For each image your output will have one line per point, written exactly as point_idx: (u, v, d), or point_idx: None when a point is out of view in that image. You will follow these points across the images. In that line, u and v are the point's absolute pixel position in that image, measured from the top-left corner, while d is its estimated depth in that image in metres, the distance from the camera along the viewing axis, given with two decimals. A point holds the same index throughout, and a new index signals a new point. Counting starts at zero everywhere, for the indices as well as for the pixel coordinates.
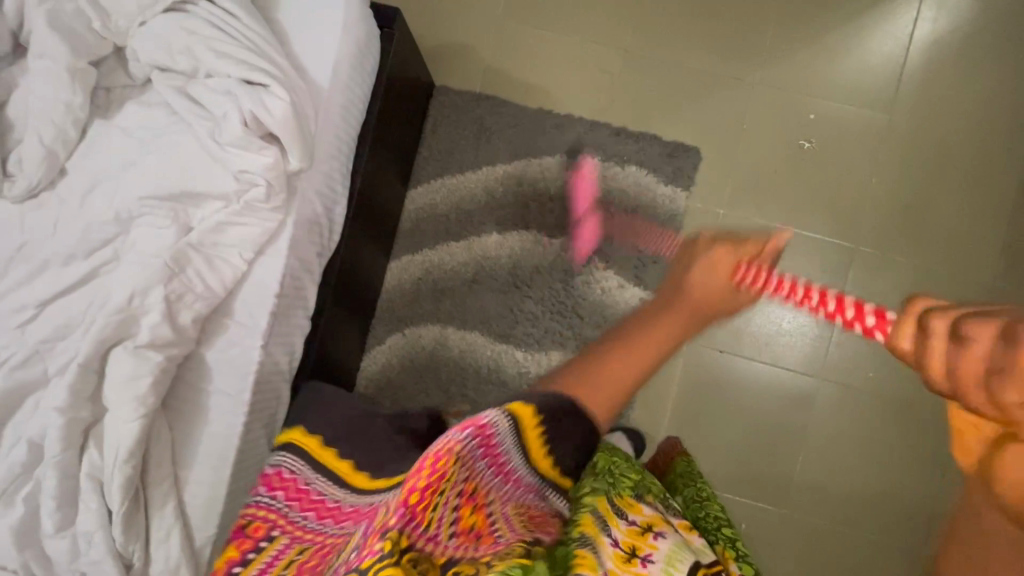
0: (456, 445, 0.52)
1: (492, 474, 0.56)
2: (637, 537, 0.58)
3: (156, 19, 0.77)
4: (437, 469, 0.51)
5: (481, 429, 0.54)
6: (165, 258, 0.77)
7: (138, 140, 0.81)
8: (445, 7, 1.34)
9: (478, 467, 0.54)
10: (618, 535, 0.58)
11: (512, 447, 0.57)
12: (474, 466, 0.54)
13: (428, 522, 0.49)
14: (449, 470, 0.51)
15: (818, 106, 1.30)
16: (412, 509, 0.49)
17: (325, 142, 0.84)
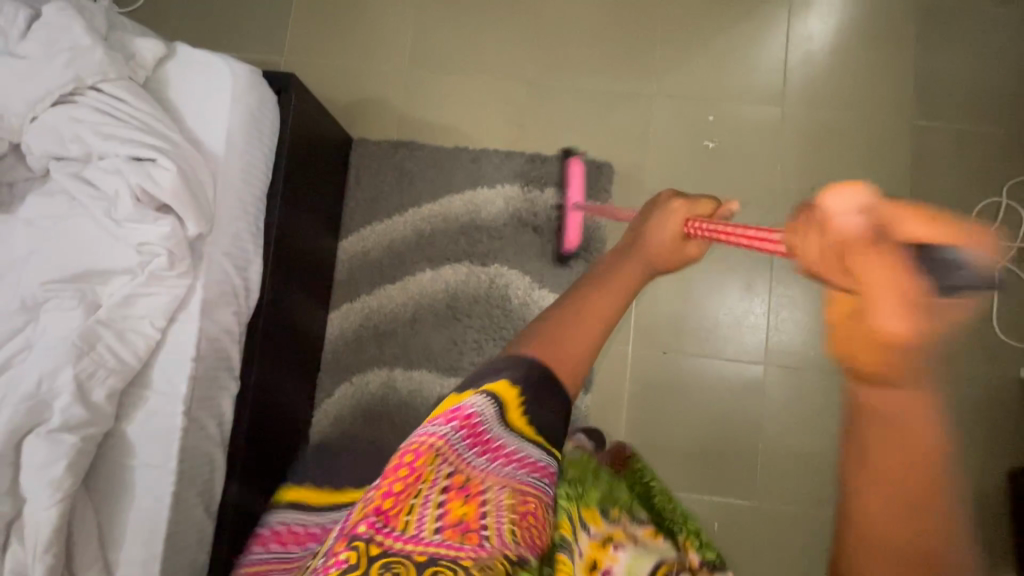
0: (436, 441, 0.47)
1: (477, 463, 0.48)
2: (598, 549, 0.48)
3: (45, 112, 0.80)
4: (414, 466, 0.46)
5: (458, 417, 0.49)
6: (72, 339, 0.78)
7: (39, 230, 0.83)
8: (354, 67, 1.41)
9: (461, 458, 0.48)
10: (582, 547, 0.48)
11: (497, 428, 0.50)
12: (455, 456, 0.48)
13: (402, 520, 0.43)
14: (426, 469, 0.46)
15: (715, 109, 1.37)
16: (381, 507, 0.44)
17: (227, 206, 0.87)
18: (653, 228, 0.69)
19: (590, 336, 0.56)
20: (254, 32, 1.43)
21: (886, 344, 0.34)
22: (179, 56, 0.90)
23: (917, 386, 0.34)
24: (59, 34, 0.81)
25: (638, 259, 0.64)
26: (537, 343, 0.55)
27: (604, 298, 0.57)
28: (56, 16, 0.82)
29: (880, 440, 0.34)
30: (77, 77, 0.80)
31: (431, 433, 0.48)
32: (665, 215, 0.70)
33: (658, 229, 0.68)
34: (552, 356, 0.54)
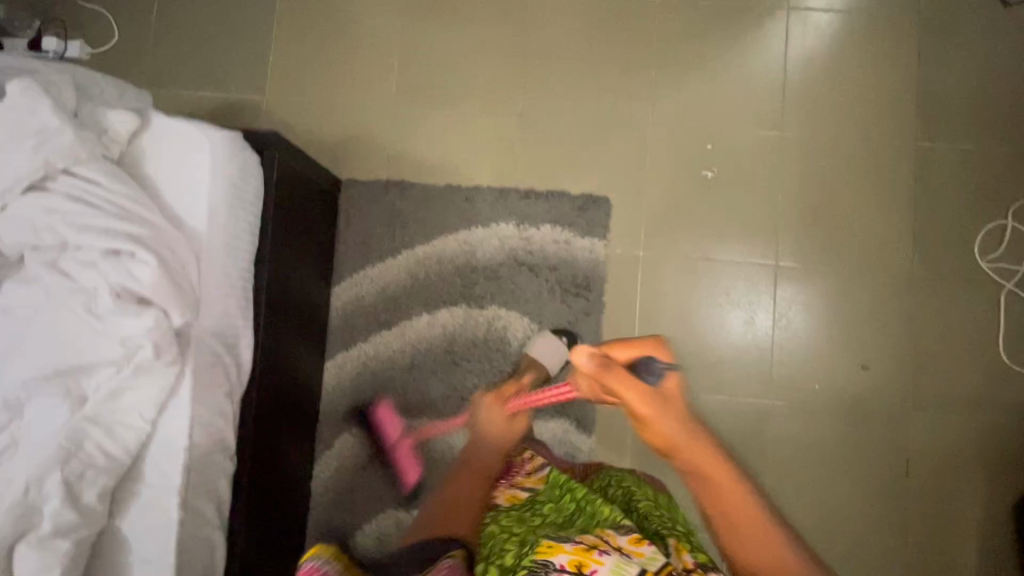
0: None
1: (388, 567, 0.63)
2: (584, 553, 0.59)
3: (16, 202, 0.77)
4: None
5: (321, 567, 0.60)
6: (60, 439, 0.75)
7: (17, 321, 0.79)
8: (337, 103, 1.35)
9: (364, 571, 0.62)
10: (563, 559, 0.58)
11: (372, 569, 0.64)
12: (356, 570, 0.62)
13: None
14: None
15: (713, 136, 1.33)
16: None
17: (213, 284, 0.84)
18: (486, 422, 0.87)
19: (466, 519, 0.69)
20: (232, 70, 1.37)
21: (700, 479, 0.65)
22: (156, 127, 0.86)
23: (733, 482, 0.64)
24: (24, 118, 0.77)
25: (476, 469, 0.77)
26: (420, 531, 0.68)
27: (463, 488, 0.74)
28: (21, 98, 0.77)
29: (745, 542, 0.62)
30: (48, 165, 0.76)
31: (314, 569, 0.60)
32: (489, 417, 0.87)
33: (488, 421, 0.87)
34: (456, 523, 0.67)
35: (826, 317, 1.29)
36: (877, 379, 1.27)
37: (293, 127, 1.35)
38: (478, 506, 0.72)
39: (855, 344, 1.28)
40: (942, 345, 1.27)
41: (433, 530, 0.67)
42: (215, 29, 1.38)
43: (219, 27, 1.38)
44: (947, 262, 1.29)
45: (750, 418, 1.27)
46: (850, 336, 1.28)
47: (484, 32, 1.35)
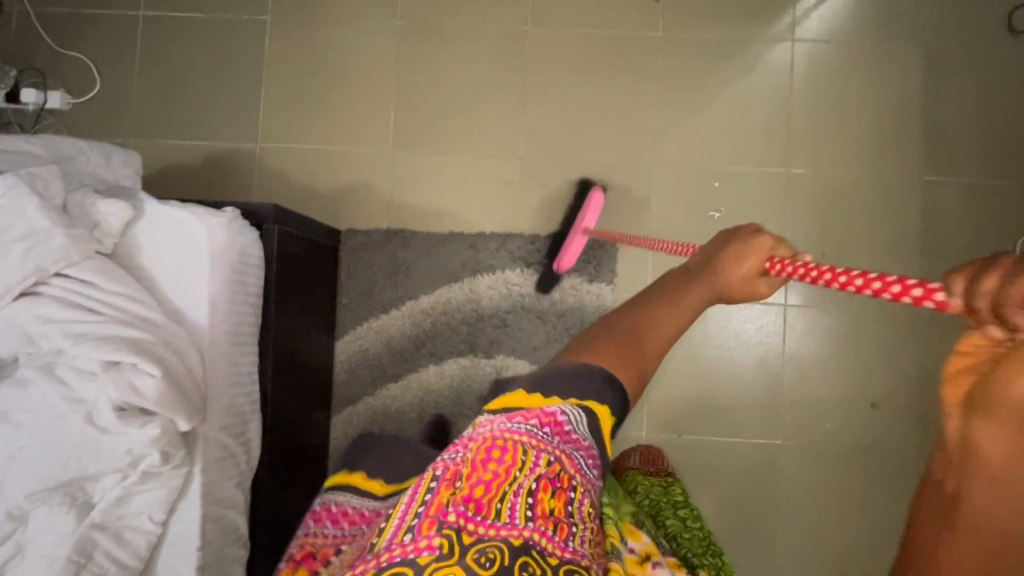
0: (523, 436, 0.51)
1: (574, 458, 0.52)
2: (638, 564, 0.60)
3: (10, 308, 0.74)
4: (502, 456, 0.50)
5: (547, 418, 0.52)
6: (67, 553, 0.72)
7: (13, 429, 0.76)
8: (333, 151, 1.32)
9: (551, 448, 0.51)
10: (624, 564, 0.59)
11: (587, 434, 0.53)
12: (545, 447, 0.51)
13: (494, 509, 0.48)
14: (517, 461, 0.50)
15: (719, 173, 1.31)
16: (472, 495, 0.49)
17: (218, 377, 0.81)
18: (731, 263, 0.65)
19: (682, 314, 0.64)
20: (223, 117, 1.33)
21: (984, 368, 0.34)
22: (149, 214, 0.82)
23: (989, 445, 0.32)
24: (13, 220, 0.74)
25: (705, 288, 0.65)
26: (603, 345, 0.60)
27: (693, 295, 0.65)
28: (7, 197, 0.74)
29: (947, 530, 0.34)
30: (39, 269, 0.73)
31: (516, 429, 0.51)
32: (743, 253, 0.65)
33: (734, 267, 0.65)
34: (624, 342, 0.61)
35: (838, 355, 1.27)
36: (891, 417, 1.25)
37: (288, 176, 1.32)
38: (672, 329, 0.62)
39: (866, 383, 1.26)
40: None
41: (585, 353, 0.60)
42: (203, 77, 1.34)
43: (209, 72, 1.34)
44: None
45: (762, 460, 1.26)
46: (863, 375, 1.26)
47: (483, 74, 1.32)
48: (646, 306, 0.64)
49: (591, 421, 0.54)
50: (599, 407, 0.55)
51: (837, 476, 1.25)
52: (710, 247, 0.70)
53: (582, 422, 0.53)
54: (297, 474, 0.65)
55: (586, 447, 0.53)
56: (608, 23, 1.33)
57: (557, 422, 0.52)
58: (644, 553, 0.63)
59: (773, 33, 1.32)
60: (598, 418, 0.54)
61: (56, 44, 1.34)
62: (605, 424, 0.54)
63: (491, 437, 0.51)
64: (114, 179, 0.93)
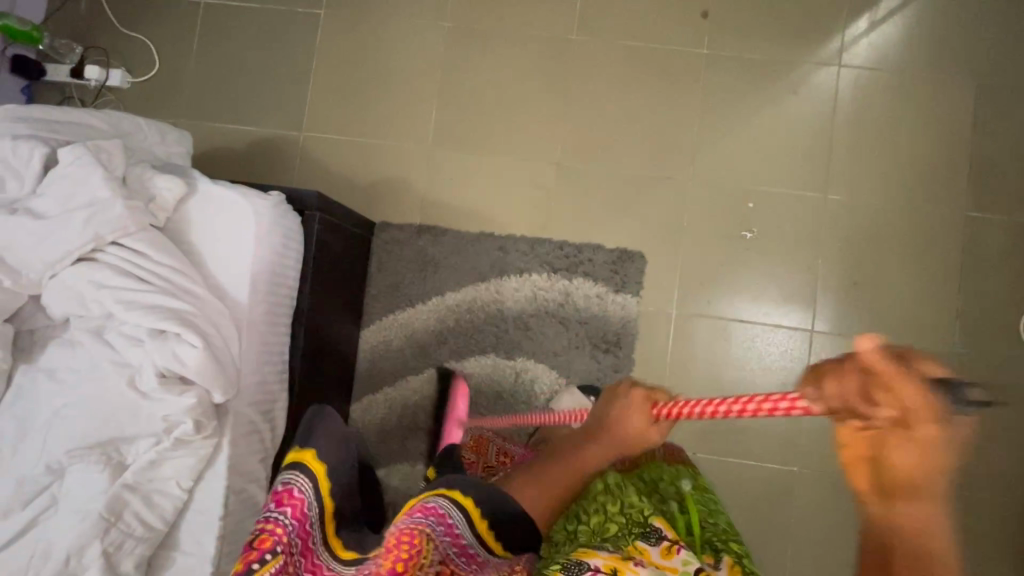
0: (422, 528, 0.48)
1: (467, 545, 0.51)
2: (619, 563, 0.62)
3: (66, 271, 0.78)
4: (414, 548, 0.46)
5: (433, 509, 0.50)
6: (99, 509, 0.76)
7: (61, 385, 0.80)
8: (374, 144, 1.35)
9: (449, 541, 0.50)
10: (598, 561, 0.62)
11: (464, 529, 0.51)
12: (443, 543, 0.49)
13: None
14: (422, 552, 0.47)
15: (753, 193, 1.30)
16: (395, 572, 0.45)
17: (252, 356, 0.84)
18: (616, 422, 0.60)
19: (577, 473, 0.61)
20: (272, 105, 1.38)
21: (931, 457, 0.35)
22: (201, 192, 0.86)
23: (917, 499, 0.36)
24: (77, 189, 0.78)
25: (601, 453, 0.60)
26: (520, 486, 0.59)
27: (587, 455, 0.61)
28: (74, 166, 0.78)
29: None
30: (97, 237, 0.77)
31: (417, 521, 0.48)
32: (628, 409, 0.60)
33: (626, 420, 0.60)
34: (535, 499, 0.58)
35: None
36: None
37: (328, 166, 1.35)
38: (574, 478, 0.61)
39: None
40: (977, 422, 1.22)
41: (518, 489, 0.59)
42: (256, 65, 1.39)
43: (261, 61, 1.39)
44: (991, 337, 1.24)
45: (777, 486, 1.24)
46: None
47: (525, 80, 1.34)
48: (548, 468, 0.61)
49: (464, 516, 0.51)
50: (455, 495, 0.52)
51: (853, 509, 1.22)
52: (599, 406, 0.65)
53: (466, 523, 0.51)
54: (318, 450, 0.52)
55: (477, 554, 0.52)
56: (655, 37, 1.34)
57: (446, 520, 0.50)
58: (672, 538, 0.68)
59: (820, 57, 1.32)
60: (462, 508, 0.52)
61: (121, 25, 1.41)
62: (470, 510, 0.52)
63: (396, 533, 0.47)
64: (167, 157, 0.97)
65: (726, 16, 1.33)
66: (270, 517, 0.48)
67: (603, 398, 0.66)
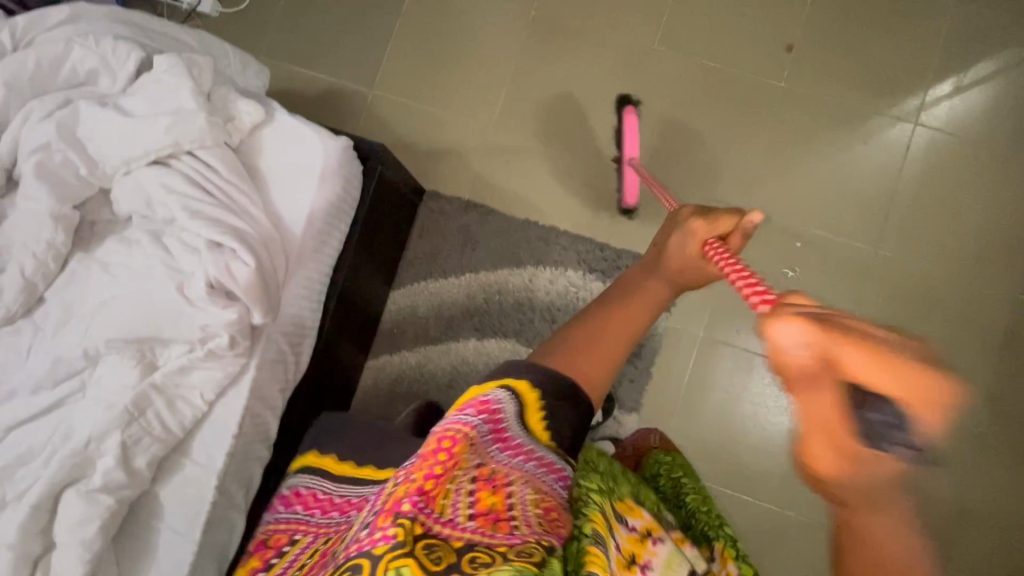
0: (467, 431, 0.55)
1: (501, 457, 0.57)
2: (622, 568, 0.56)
3: (139, 171, 0.81)
4: (452, 455, 0.54)
5: (486, 410, 0.57)
6: (126, 402, 0.79)
7: (112, 278, 0.84)
8: (440, 114, 1.37)
9: (486, 450, 0.56)
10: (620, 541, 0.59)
11: (516, 425, 0.58)
12: (482, 447, 0.56)
13: (439, 504, 0.52)
14: (461, 456, 0.54)
15: (802, 233, 1.29)
16: (423, 488, 0.52)
17: (294, 288, 0.86)
18: (677, 248, 0.77)
19: (624, 326, 0.69)
20: (350, 58, 1.41)
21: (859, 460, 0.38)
22: (277, 122, 0.89)
23: (884, 512, 0.39)
24: (165, 95, 0.81)
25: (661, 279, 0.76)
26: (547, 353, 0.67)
27: (650, 290, 0.74)
28: (167, 74, 0.82)
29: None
30: (175, 143, 0.80)
31: (462, 420, 0.56)
32: (688, 234, 0.77)
33: (679, 248, 0.77)
34: (581, 361, 0.65)
35: None
36: None
37: (391, 127, 1.38)
38: (630, 326, 0.70)
39: None
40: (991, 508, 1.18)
41: (550, 359, 0.65)
42: (343, 17, 1.42)
43: (347, 15, 1.42)
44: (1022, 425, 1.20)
45: (772, 529, 1.22)
46: None
47: (599, 79, 1.35)
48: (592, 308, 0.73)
49: (520, 411, 0.59)
50: (521, 386, 0.60)
51: None
52: (660, 238, 0.82)
53: (517, 417, 0.58)
54: (320, 452, 0.81)
55: (524, 451, 0.57)
56: (736, 62, 1.34)
57: (497, 414, 0.57)
58: (646, 530, 0.65)
59: (897, 112, 1.30)
60: (524, 399, 0.59)
61: None
62: (530, 404, 0.59)
63: (440, 432, 0.56)
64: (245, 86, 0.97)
65: (810, 54, 1.33)
66: (283, 518, 0.73)
67: (668, 228, 0.83)
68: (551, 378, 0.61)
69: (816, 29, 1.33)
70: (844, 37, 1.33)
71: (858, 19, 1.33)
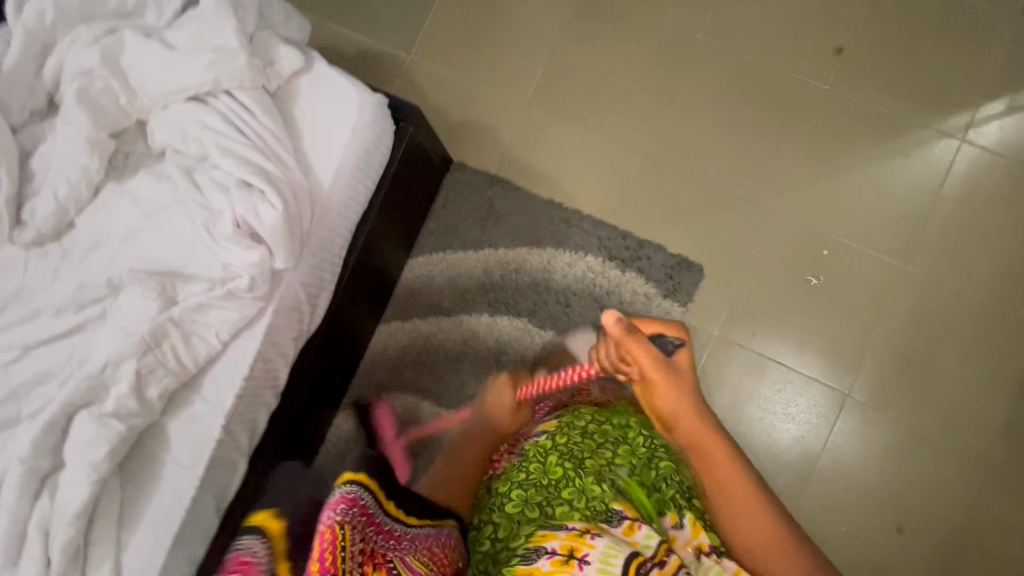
0: (338, 525, 0.45)
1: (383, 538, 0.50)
2: (576, 539, 0.59)
3: (178, 105, 0.82)
4: (330, 553, 0.44)
5: (354, 501, 0.47)
6: (144, 332, 0.80)
7: (141, 210, 0.85)
8: (474, 86, 1.36)
9: (366, 536, 0.48)
10: (555, 544, 0.59)
11: (382, 511, 0.50)
12: (363, 535, 0.47)
13: None
14: (342, 553, 0.45)
15: (830, 242, 1.26)
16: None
17: (317, 239, 0.86)
18: (613, 331, 0.94)
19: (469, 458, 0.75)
20: (389, 22, 1.40)
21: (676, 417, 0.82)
22: (316, 72, 0.88)
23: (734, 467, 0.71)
24: (209, 32, 0.81)
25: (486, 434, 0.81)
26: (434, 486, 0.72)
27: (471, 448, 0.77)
28: (212, 10, 0.81)
29: (744, 518, 0.66)
30: (216, 81, 0.80)
31: (334, 518, 0.45)
32: (627, 330, 0.94)
33: (500, 399, 0.96)
34: (443, 487, 0.71)
35: (885, 466, 1.20)
36: (917, 548, 1.16)
37: (425, 94, 1.37)
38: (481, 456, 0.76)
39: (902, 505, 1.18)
40: (994, 539, 1.16)
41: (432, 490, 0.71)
42: None
43: None
44: None
45: None
46: (903, 494, 1.19)
47: (639, 66, 1.33)
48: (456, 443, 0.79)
49: (376, 497, 0.49)
50: (362, 479, 0.48)
51: None
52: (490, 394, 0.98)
53: (376, 500, 0.49)
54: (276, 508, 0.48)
55: (397, 533, 0.51)
56: (781, 60, 1.30)
57: (360, 507, 0.47)
58: (585, 527, 0.61)
59: (942, 127, 1.26)
60: (374, 491, 0.49)
61: None
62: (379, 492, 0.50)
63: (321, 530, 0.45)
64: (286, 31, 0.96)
65: (860, 59, 1.29)
66: None
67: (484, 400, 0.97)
68: (385, 468, 0.51)
69: (869, 34, 1.29)
70: (896, 45, 1.29)
71: (912, 28, 1.29)
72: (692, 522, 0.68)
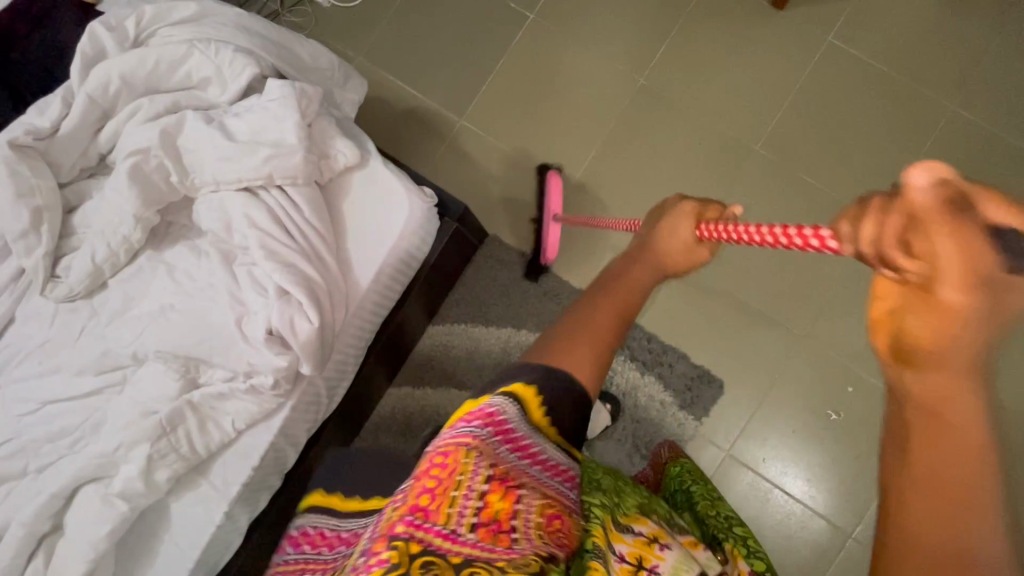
0: (464, 440, 0.45)
1: (513, 460, 0.47)
2: (645, 548, 0.53)
3: (228, 194, 0.81)
4: (448, 465, 0.44)
5: (482, 415, 0.47)
6: (162, 415, 0.78)
7: (176, 286, 0.84)
8: (520, 160, 1.34)
9: (497, 453, 0.46)
10: (625, 548, 0.52)
11: (520, 426, 0.48)
12: (490, 452, 0.46)
13: (443, 512, 0.43)
14: (461, 461, 0.44)
15: (860, 378, 1.18)
16: (418, 503, 0.43)
17: (346, 338, 0.85)
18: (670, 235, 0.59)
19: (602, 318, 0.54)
20: (446, 82, 1.39)
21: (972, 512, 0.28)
22: (369, 167, 0.87)
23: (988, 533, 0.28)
24: (269, 127, 0.80)
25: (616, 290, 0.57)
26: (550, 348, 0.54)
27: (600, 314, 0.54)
28: (275, 102, 0.80)
29: (921, 483, 0.30)
30: (269, 177, 0.80)
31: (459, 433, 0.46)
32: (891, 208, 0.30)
33: (671, 240, 0.59)
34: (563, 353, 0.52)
35: None
36: None
37: (469, 159, 1.35)
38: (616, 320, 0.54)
39: None
40: None
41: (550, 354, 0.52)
42: (450, 40, 1.40)
43: (453, 36, 1.40)
44: None
45: None
46: None
47: (688, 166, 1.30)
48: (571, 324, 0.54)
49: (522, 411, 0.48)
50: (523, 389, 0.49)
51: None
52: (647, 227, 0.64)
53: (522, 419, 0.48)
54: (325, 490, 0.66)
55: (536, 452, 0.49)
56: (835, 184, 1.27)
57: (496, 422, 0.47)
58: (653, 534, 0.56)
59: None
60: (521, 401, 0.49)
61: None
62: (529, 405, 0.49)
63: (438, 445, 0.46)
64: (340, 101, 0.93)
65: None
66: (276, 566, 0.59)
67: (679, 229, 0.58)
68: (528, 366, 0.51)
69: None
70: None
71: (976, 165, 1.24)
72: (733, 553, 0.62)
